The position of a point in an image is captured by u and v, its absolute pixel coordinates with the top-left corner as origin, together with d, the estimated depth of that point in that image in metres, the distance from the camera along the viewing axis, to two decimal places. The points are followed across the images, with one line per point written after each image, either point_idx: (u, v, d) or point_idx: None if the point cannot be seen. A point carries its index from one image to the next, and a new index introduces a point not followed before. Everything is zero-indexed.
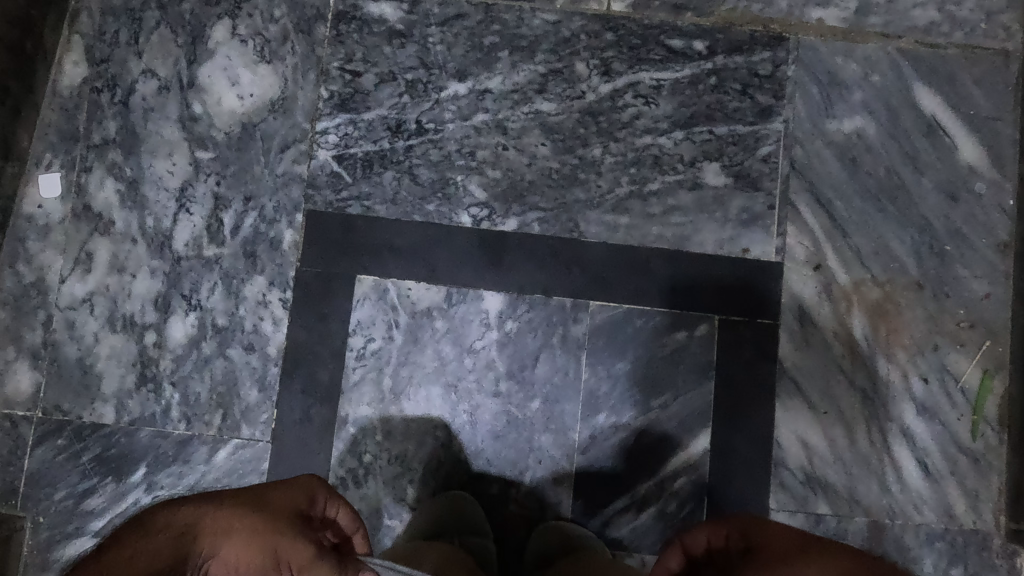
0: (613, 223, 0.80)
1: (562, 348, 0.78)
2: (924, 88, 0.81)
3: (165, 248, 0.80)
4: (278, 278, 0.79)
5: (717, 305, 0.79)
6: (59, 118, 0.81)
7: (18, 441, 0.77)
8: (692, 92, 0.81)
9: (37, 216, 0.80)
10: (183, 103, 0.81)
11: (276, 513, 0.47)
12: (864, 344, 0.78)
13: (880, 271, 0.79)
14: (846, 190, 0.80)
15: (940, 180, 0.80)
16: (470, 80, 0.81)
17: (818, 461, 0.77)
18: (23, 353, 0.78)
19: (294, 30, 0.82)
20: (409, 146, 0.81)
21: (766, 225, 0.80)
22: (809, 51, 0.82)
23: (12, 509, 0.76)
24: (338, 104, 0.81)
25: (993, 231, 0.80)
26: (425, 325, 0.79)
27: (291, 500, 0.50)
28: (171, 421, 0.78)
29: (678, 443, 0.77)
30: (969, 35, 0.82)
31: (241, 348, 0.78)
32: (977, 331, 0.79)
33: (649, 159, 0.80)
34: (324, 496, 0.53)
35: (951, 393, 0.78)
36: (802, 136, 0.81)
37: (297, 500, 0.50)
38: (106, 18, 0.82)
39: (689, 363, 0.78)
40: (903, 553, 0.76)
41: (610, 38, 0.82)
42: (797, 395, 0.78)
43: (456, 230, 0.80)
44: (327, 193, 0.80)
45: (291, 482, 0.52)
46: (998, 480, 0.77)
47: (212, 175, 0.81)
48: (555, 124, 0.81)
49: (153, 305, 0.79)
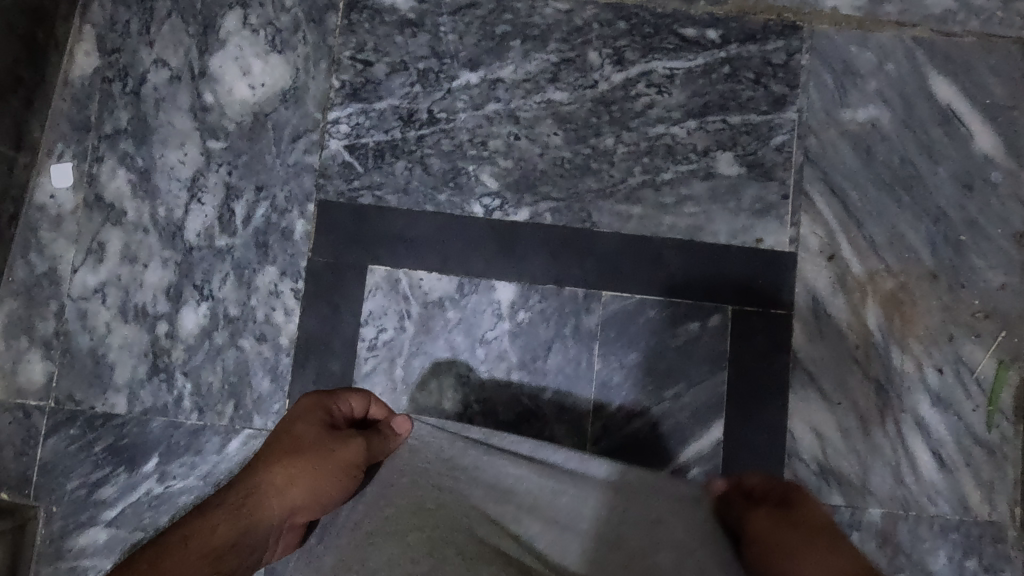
0: (625, 213, 0.79)
1: (574, 339, 0.78)
2: (939, 77, 0.81)
3: (177, 238, 0.79)
4: (290, 269, 0.79)
5: (730, 296, 0.78)
6: (70, 108, 0.81)
7: (31, 431, 0.77)
8: (705, 81, 0.81)
9: (49, 206, 0.80)
10: (194, 93, 0.81)
11: (309, 446, 0.53)
12: (878, 335, 0.78)
13: (894, 262, 0.79)
14: (860, 179, 0.80)
15: (955, 170, 0.80)
16: (482, 69, 0.81)
17: (832, 451, 0.77)
18: (35, 343, 0.78)
19: (305, 19, 0.82)
20: (420, 136, 0.81)
21: (779, 215, 0.79)
22: (823, 40, 0.81)
23: (25, 499, 0.76)
24: (349, 94, 0.81)
25: (1009, 221, 0.79)
26: (437, 315, 0.78)
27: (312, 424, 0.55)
28: (183, 410, 0.78)
29: (691, 433, 0.77)
30: (984, 24, 0.81)
31: (253, 338, 0.78)
32: (993, 321, 0.78)
33: (662, 148, 0.80)
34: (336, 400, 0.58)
35: (966, 384, 0.77)
36: (816, 126, 0.80)
37: (317, 421, 0.56)
38: (118, 8, 0.82)
39: (702, 353, 0.78)
40: (918, 545, 0.75)
41: (622, 27, 0.81)
42: (810, 386, 0.77)
43: (468, 220, 0.80)
44: (339, 183, 0.80)
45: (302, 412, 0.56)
46: (1013, 472, 0.77)
47: (224, 166, 0.80)
48: (567, 113, 0.81)
49: (165, 295, 0.79)
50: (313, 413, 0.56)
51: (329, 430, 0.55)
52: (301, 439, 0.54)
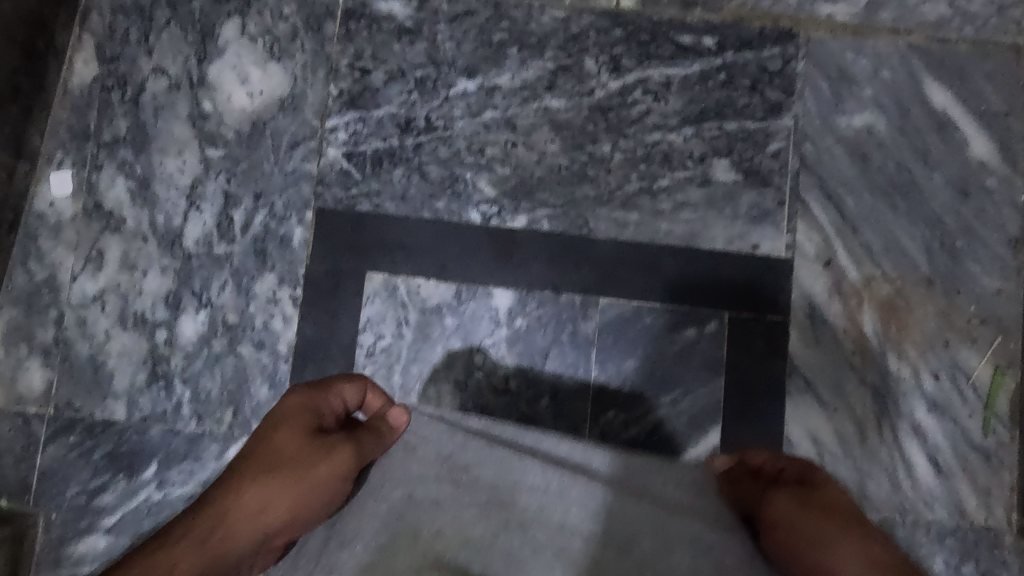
0: (622, 220, 0.80)
1: (571, 345, 0.78)
2: (935, 83, 0.81)
3: (175, 245, 0.80)
4: (288, 276, 0.79)
5: (727, 302, 0.79)
6: (70, 116, 0.81)
7: (31, 438, 0.78)
8: (702, 88, 0.81)
9: (49, 214, 0.80)
10: (193, 101, 0.81)
11: (294, 455, 0.54)
12: (874, 340, 0.78)
13: (891, 268, 0.79)
14: (856, 186, 0.80)
15: (951, 176, 0.80)
16: (479, 77, 0.81)
17: (829, 457, 0.77)
18: (35, 350, 0.79)
19: (303, 28, 0.82)
20: (418, 144, 0.81)
21: (776, 221, 0.80)
22: (819, 47, 0.82)
23: (25, 506, 0.77)
24: (347, 101, 0.81)
25: (1004, 227, 0.79)
26: (435, 322, 0.79)
27: (298, 428, 0.55)
28: (182, 417, 0.78)
29: (689, 440, 0.77)
30: (979, 30, 0.82)
31: (251, 345, 0.79)
32: (989, 327, 0.78)
33: (658, 155, 0.80)
34: (325, 395, 0.58)
35: (963, 389, 0.78)
36: (812, 132, 0.81)
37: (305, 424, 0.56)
38: (117, 16, 0.82)
39: (699, 359, 0.78)
40: (915, 550, 0.76)
41: (619, 34, 0.82)
42: (807, 392, 0.78)
43: (465, 227, 0.80)
44: (337, 191, 0.81)
45: (288, 409, 0.57)
46: (1010, 476, 0.77)
47: (223, 173, 0.81)
48: (564, 121, 0.81)
49: (164, 303, 0.79)
50: (304, 410, 0.57)
51: (313, 435, 0.55)
52: (285, 448, 0.54)
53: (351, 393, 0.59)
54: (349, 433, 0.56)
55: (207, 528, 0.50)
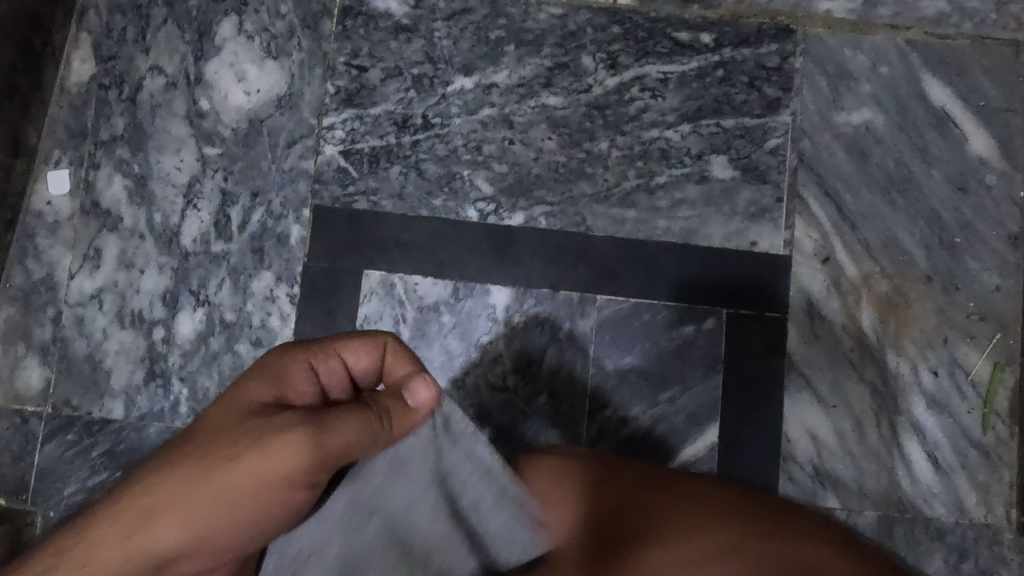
0: (620, 217, 0.80)
1: (569, 342, 0.78)
2: (933, 79, 0.81)
3: (173, 243, 0.80)
4: (286, 274, 0.79)
5: (725, 299, 0.79)
6: (67, 115, 0.81)
7: (29, 436, 0.78)
8: (699, 85, 0.81)
9: (46, 213, 0.80)
10: (190, 99, 0.81)
11: (237, 434, 0.50)
12: (873, 337, 0.78)
13: (889, 264, 0.79)
14: (854, 182, 0.80)
15: (950, 172, 0.80)
16: (477, 74, 0.81)
17: (827, 454, 0.77)
18: (33, 349, 0.79)
19: (300, 26, 0.82)
20: (415, 141, 0.81)
21: (774, 218, 0.79)
22: (817, 43, 0.81)
23: (23, 504, 0.77)
24: (344, 99, 0.81)
25: (1003, 223, 0.79)
26: (432, 319, 0.79)
27: (251, 402, 0.52)
28: (180, 415, 0.78)
29: (687, 437, 0.77)
30: (978, 25, 0.81)
31: (249, 343, 0.79)
32: (988, 323, 0.78)
33: (656, 152, 0.80)
34: (300, 359, 0.54)
35: (962, 386, 0.77)
36: (810, 129, 0.80)
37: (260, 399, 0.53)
38: (114, 15, 0.82)
39: (697, 357, 0.78)
40: (914, 547, 0.75)
41: (616, 31, 0.82)
42: (806, 389, 0.77)
43: (462, 225, 0.80)
44: (334, 188, 0.80)
45: (253, 379, 0.54)
46: (1009, 473, 0.76)
47: (220, 171, 0.81)
48: (561, 118, 0.81)
49: (161, 301, 0.79)
50: (266, 380, 0.53)
51: (263, 412, 0.52)
52: (227, 424, 0.51)
53: (354, 356, 0.55)
54: (309, 416, 0.51)
55: (133, 509, 0.49)
